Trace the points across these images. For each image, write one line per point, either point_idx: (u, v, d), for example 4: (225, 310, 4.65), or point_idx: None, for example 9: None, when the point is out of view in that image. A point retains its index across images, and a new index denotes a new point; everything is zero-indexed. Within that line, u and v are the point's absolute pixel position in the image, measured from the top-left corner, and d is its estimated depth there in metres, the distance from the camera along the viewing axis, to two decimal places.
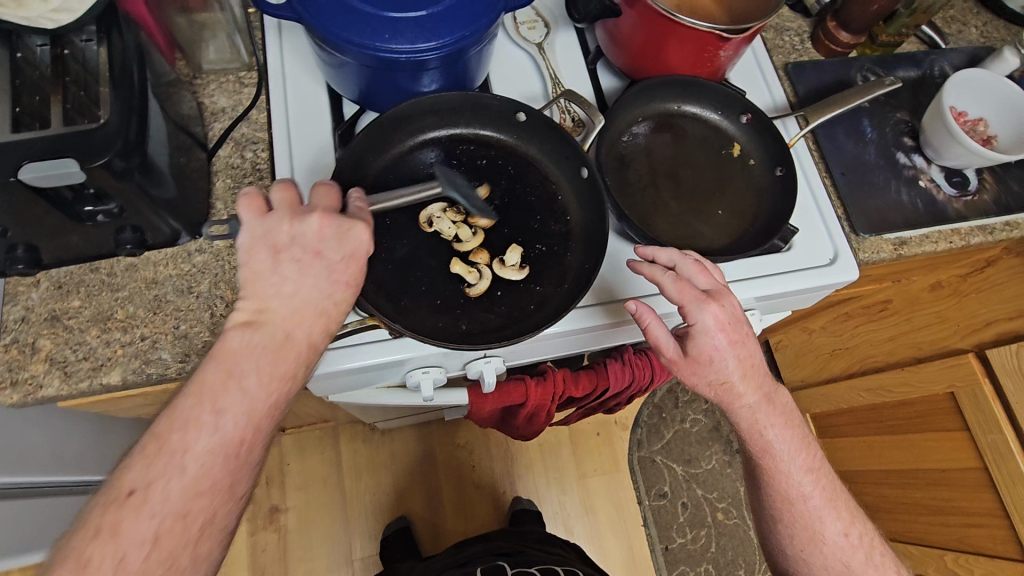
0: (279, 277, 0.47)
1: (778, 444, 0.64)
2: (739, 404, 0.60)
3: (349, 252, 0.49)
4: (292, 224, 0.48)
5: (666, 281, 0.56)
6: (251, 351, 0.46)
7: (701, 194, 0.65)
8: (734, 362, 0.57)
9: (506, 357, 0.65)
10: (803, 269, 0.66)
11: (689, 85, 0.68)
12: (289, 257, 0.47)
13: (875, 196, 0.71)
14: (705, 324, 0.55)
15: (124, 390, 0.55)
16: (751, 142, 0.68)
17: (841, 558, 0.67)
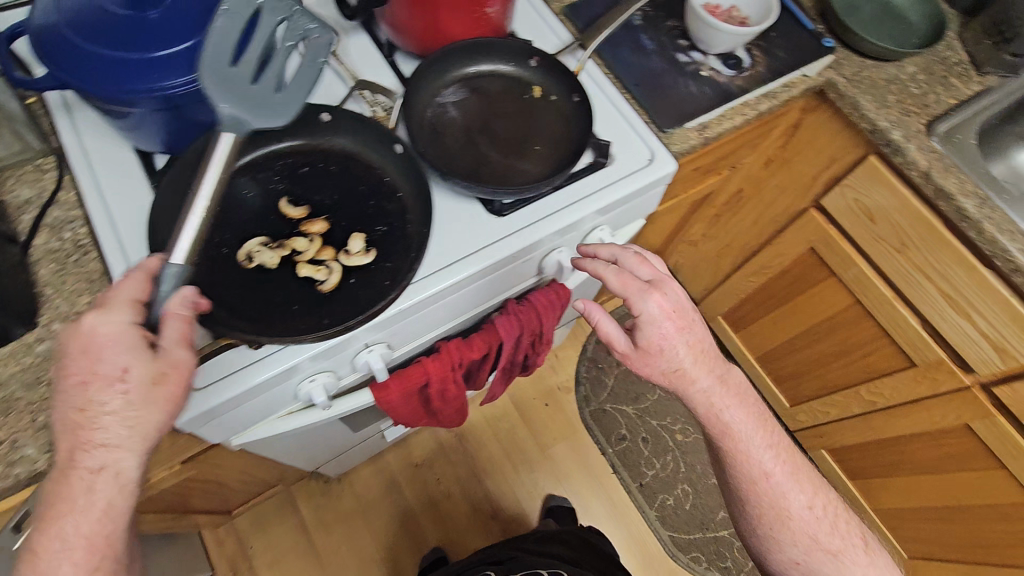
0: (80, 411, 0.48)
1: (733, 421, 0.74)
2: (691, 388, 0.71)
3: (163, 376, 0.49)
4: (106, 337, 0.48)
5: (610, 277, 0.68)
6: (111, 452, 0.49)
7: (516, 138, 0.70)
8: (681, 348, 0.69)
9: (394, 343, 0.68)
10: (631, 174, 0.73)
11: (476, 47, 0.73)
12: (87, 381, 0.48)
13: (670, 95, 0.79)
14: (649, 314, 0.66)
15: None
16: (547, 80, 0.74)
17: (801, 517, 0.77)
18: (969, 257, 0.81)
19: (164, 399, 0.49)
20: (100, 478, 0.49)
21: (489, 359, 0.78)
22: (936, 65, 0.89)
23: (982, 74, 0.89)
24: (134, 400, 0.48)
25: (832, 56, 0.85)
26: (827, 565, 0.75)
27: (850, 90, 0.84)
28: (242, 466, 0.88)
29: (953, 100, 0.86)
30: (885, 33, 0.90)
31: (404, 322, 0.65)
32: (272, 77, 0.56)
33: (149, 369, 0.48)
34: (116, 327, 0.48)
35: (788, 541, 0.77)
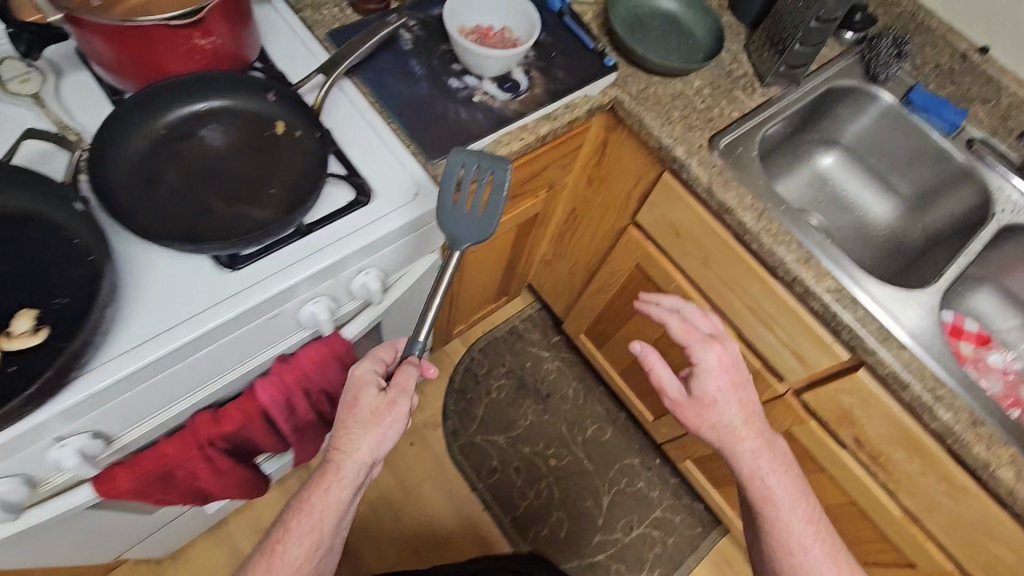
0: (342, 428, 0.64)
1: (779, 491, 0.75)
2: (740, 448, 0.76)
3: (383, 419, 0.64)
4: (354, 386, 0.65)
5: (673, 322, 0.79)
6: (325, 483, 0.66)
7: (247, 182, 0.63)
8: (731, 406, 0.76)
9: (109, 423, 0.58)
10: (394, 210, 0.68)
11: (201, 82, 0.65)
12: (346, 409, 0.65)
13: (438, 124, 0.74)
14: (708, 363, 0.76)
15: None
16: (289, 115, 0.67)
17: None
18: (760, 271, 0.80)
19: (378, 429, 0.64)
20: (319, 497, 0.66)
21: (268, 430, 0.72)
22: (721, 78, 0.89)
23: (766, 86, 0.90)
24: (360, 441, 0.64)
25: (615, 74, 0.84)
26: None
27: (636, 108, 0.83)
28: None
29: (736, 113, 0.86)
30: (669, 48, 0.89)
31: (114, 398, 0.56)
32: (504, 195, 0.65)
33: (373, 403, 0.64)
34: (351, 382, 0.66)
35: None
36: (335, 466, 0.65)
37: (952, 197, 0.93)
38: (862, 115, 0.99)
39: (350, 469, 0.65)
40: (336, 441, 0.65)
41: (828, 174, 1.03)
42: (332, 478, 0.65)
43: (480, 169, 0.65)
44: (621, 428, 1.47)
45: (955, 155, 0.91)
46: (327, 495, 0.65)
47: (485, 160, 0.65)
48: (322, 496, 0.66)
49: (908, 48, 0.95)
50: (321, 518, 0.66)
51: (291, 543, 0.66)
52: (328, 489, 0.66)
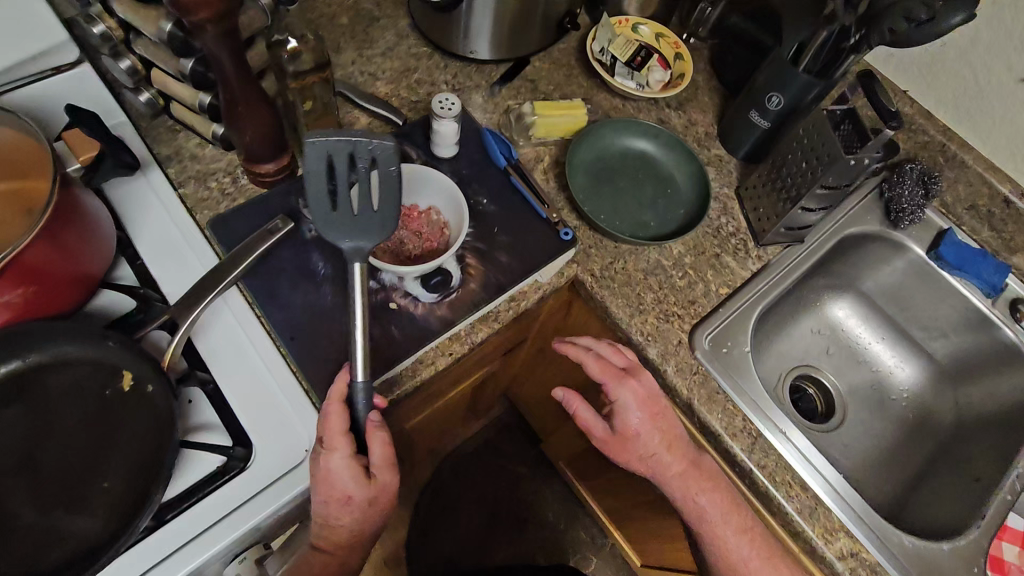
0: (326, 513, 0.51)
1: (711, 510, 0.60)
2: (670, 478, 0.61)
3: (382, 496, 0.53)
4: (331, 468, 0.51)
5: (588, 363, 0.60)
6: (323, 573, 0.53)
7: (82, 472, 0.49)
8: (652, 438, 0.60)
9: None
10: (273, 484, 0.53)
11: (19, 336, 0.49)
12: (329, 492, 0.51)
13: (340, 349, 0.58)
14: (626, 402, 0.59)
15: None
16: (137, 363, 0.51)
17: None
18: (754, 503, 0.64)
19: (380, 506, 0.53)
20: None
21: None
22: (707, 239, 0.73)
23: (763, 246, 0.74)
24: (352, 515, 0.52)
25: (574, 248, 0.68)
26: None
27: (598, 291, 0.68)
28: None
29: (724, 289, 0.70)
30: (641, 206, 0.73)
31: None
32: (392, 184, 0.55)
33: (365, 491, 0.51)
34: (324, 461, 0.51)
35: None
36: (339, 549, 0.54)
37: (1003, 377, 0.77)
38: (885, 264, 0.82)
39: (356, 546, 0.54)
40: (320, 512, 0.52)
41: (845, 328, 0.86)
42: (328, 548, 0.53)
43: (354, 159, 0.54)
44: (607, 558, 1.32)
45: (1002, 327, 0.76)
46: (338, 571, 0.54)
47: (357, 144, 0.53)
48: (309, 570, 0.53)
49: (939, 185, 0.78)
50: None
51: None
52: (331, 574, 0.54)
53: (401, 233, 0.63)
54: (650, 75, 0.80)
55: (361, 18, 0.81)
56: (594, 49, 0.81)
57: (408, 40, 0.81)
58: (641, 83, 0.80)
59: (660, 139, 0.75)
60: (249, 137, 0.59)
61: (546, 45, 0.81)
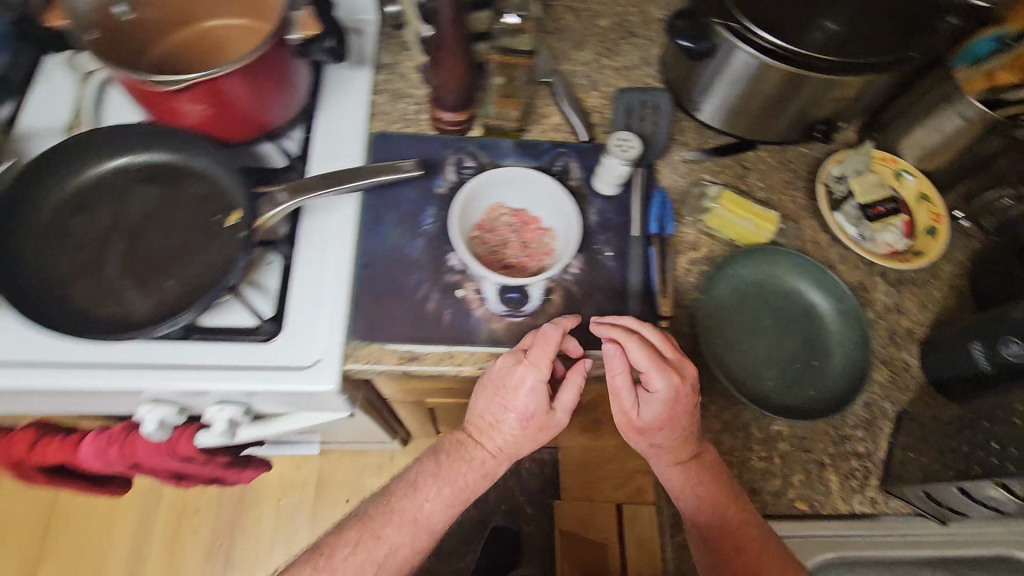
0: (505, 415, 0.57)
1: (704, 499, 0.54)
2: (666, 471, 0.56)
3: (548, 424, 0.58)
4: (518, 383, 0.55)
5: (630, 348, 0.52)
6: (453, 479, 0.60)
7: (156, 259, 0.56)
8: (666, 434, 0.54)
9: None
10: (267, 370, 0.55)
11: (192, 144, 0.59)
12: (506, 397, 0.56)
13: (394, 298, 0.59)
14: (658, 395, 0.51)
15: None
16: (246, 209, 0.57)
17: None
18: None
19: (533, 438, 0.59)
20: (438, 489, 0.60)
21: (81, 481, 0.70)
22: (823, 441, 0.58)
23: (884, 495, 0.57)
24: (513, 430, 0.58)
25: None
26: None
27: None
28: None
29: (799, 505, 0.56)
30: (771, 358, 0.61)
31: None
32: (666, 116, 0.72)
33: (541, 421, 0.57)
34: (506, 377, 0.55)
35: None
36: (481, 467, 0.60)
37: None
38: None
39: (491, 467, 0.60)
40: (467, 436, 0.60)
41: None
42: (458, 465, 0.60)
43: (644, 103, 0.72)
44: None
45: None
46: (472, 481, 0.60)
47: (649, 95, 0.72)
48: (434, 487, 0.60)
49: None
50: (431, 506, 0.59)
51: (387, 530, 0.59)
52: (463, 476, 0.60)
53: (509, 235, 0.60)
54: (881, 232, 0.67)
55: (621, 29, 0.80)
56: (833, 173, 0.70)
57: (650, 68, 0.77)
58: (865, 233, 0.68)
59: (841, 303, 0.61)
60: (442, 80, 0.62)
61: (785, 141, 0.72)
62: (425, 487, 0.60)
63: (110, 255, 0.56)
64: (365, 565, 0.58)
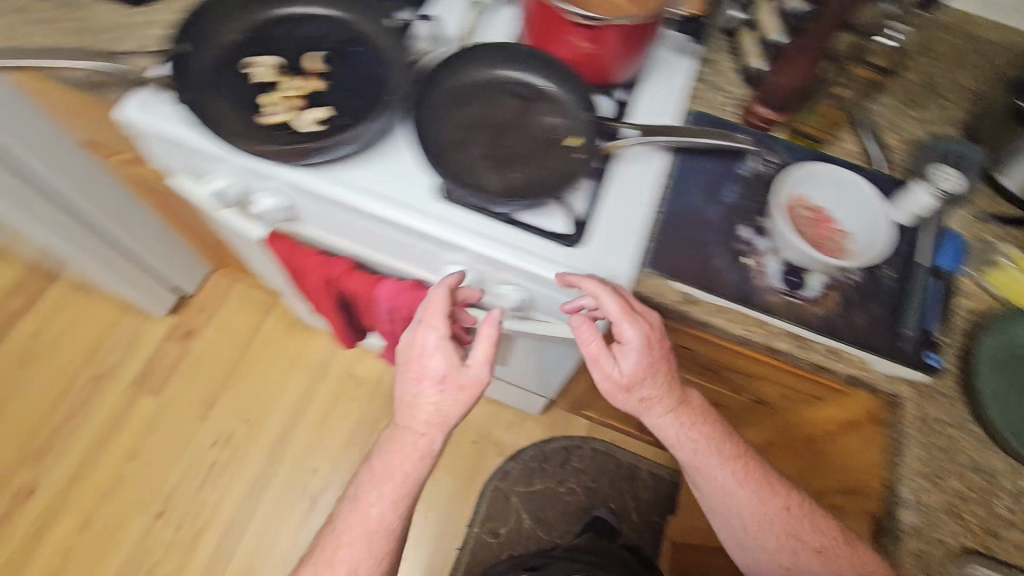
0: (436, 396, 0.65)
1: (702, 437, 0.69)
2: (656, 418, 0.68)
3: (468, 382, 0.65)
4: (427, 347, 0.65)
5: (583, 283, 0.61)
6: (386, 479, 0.68)
7: (508, 156, 0.68)
8: (654, 383, 0.65)
9: (301, 211, 0.74)
10: (568, 270, 0.65)
11: (559, 72, 0.69)
12: (419, 372, 0.66)
13: (687, 248, 0.66)
14: (632, 343, 0.61)
15: (44, 75, 0.75)
16: (588, 139, 0.68)
17: (790, 531, 0.66)
18: None
19: (445, 412, 0.66)
20: (397, 473, 0.67)
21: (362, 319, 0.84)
22: None
23: None
24: (441, 402, 0.65)
25: (927, 377, 0.62)
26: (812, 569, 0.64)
27: (911, 428, 0.61)
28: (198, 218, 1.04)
29: None
30: None
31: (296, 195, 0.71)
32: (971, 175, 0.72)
33: (454, 377, 0.65)
34: (421, 348, 0.66)
35: (774, 551, 0.66)
36: (401, 437, 0.67)
37: None
38: None
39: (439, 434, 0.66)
40: (399, 426, 0.68)
41: None
42: (400, 438, 0.68)
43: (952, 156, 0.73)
44: None
45: None
46: (408, 462, 0.67)
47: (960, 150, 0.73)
48: (380, 489, 0.68)
49: None
50: (378, 510, 0.68)
51: (349, 538, 0.68)
52: (410, 441, 0.67)
53: (811, 225, 0.64)
54: None
55: (928, 85, 0.83)
56: None
57: (951, 126, 0.79)
58: None
59: None
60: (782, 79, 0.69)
61: None
62: (366, 496, 0.69)
63: (476, 142, 0.68)
64: (360, 535, 0.67)
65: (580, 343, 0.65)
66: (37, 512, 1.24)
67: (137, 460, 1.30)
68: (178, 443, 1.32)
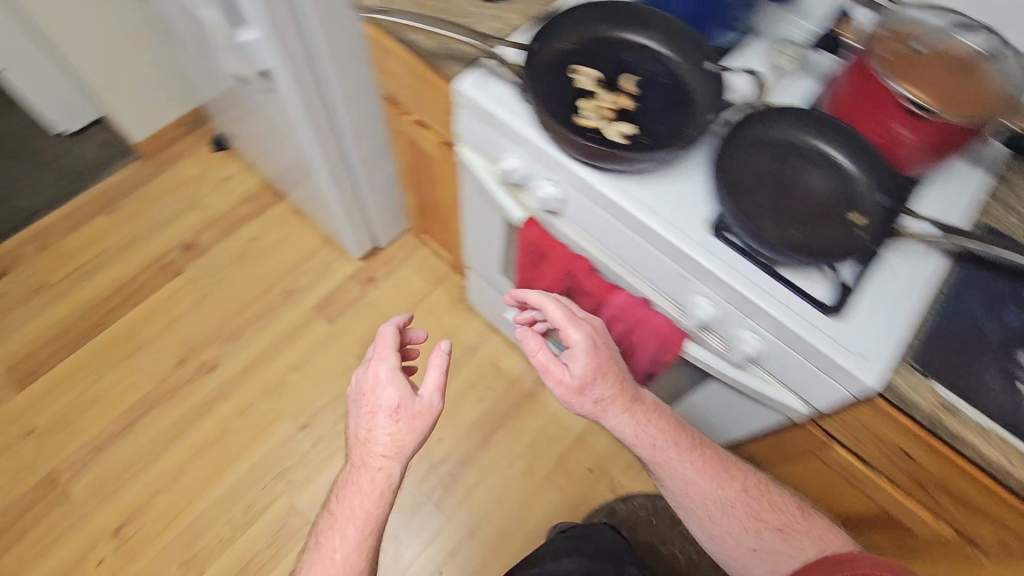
0: (378, 441, 0.75)
1: (656, 433, 0.83)
2: (616, 418, 0.81)
3: (419, 412, 0.76)
4: (378, 380, 0.77)
5: (552, 308, 0.82)
6: (352, 511, 0.76)
7: (791, 214, 0.70)
8: (605, 386, 0.79)
9: (568, 206, 0.82)
10: (826, 336, 0.66)
11: (864, 152, 0.71)
12: (372, 413, 0.75)
13: (955, 357, 0.65)
14: (580, 344, 0.78)
15: (395, 38, 0.90)
16: (876, 222, 0.69)
17: (752, 512, 0.83)
18: None
19: (410, 429, 0.76)
20: (346, 525, 0.76)
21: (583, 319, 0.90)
22: None
23: None
24: (395, 432, 0.75)
25: None
26: (774, 542, 0.82)
27: None
28: (441, 187, 1.17)
29: None
30: None
31: (575, 189, 0.79)
32: None
33: (399, 408, 0.75)
34: (373, 380, 0.77)
35: (734, 531, 0.83)
36: (354, 484, 0.77)
37: None
38: None
39: (359, 518, 0.76)
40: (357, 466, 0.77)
41: None
42: (333, 531, 0.77)
43: None
44: None
45: None
46: (369, 492, 0.75)
47: None
48: (343, 531, 0.76)
49: None
50: (343, 553, 0.75)
51: None
52: (371, 469, 0.75)
53: None
54: None
55: None
56: None
57: None
58: None
59: None
60: None
61: None
62: (334, 538, 0.76)
63: (762, 193, 0.71)
64: None
65: (530, 352, 0.79)
66: (211, 386, 1.42)
67: (299, 373, 1.45)
68: (334, 372, 1.46)
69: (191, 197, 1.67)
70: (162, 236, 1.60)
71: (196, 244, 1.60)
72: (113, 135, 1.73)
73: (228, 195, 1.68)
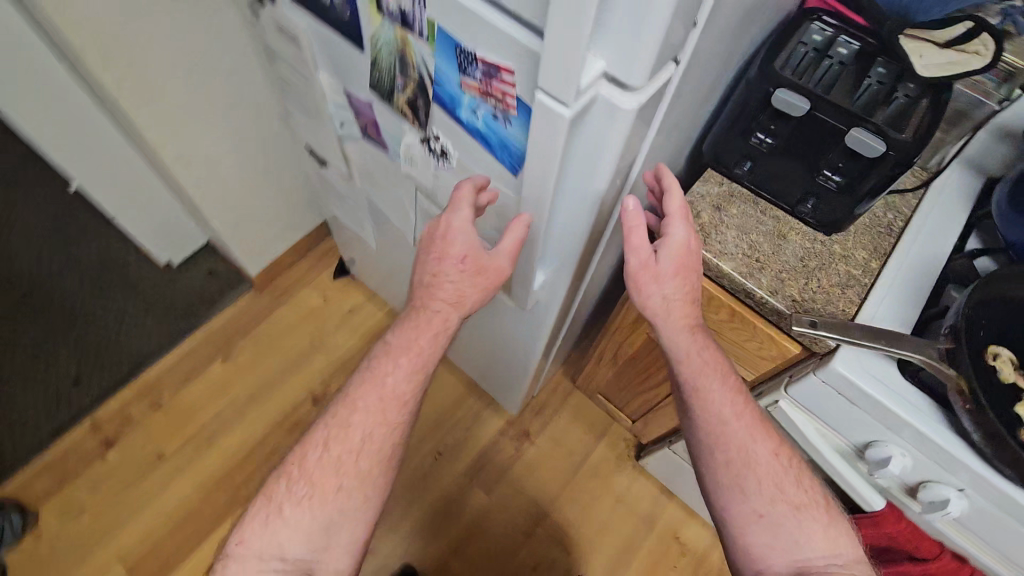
0: (435, 280, 0.68)
1: (706, 361, 0.71)
2: (676, 324, 0.69)
3: (487, 269, 0.66)
4: (449, 226, 0.64)
5: (673, 196, 0.65)
6: (408, 353, 0.70)
7: None
8: (676, 286, 0.67)
9: (965, 511, 0.67)
10: None
11: None
12: (437, 258, 0.67)
13: None
14: (674, 239, 0.66)
15: (713, 279, 0.74)
16: None
17: (769, 473, 0.70)
18: None
19: (479, 282, 0.67)
20: (394, 357, 0.70)
21: None
22: None
23: None
24: (459, 282, 0.67)
25: None
26: (787, 519, 0.69)
27: None
28: None
29: None
30: None
31: (996, 506, 0.63)
32: None
33: (461, 259, 0.66)
34: (444, 226, 0.64)
35: (752, 490, 0.70)
36: (421, 315, 0.70)
37: None
38: None
39: (416, 354, 0.69)
40: (416, 305, 0.71)
41: None
42: (376, 375, 0.70)
43: None
44: None
45: None
46: (421, 330, 0.69)
47: None
48: (395, 362, 0.70)
49: None
50: (391, 378, 0.69)
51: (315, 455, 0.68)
52: (429, 318, 0.69)
53: None
54: None
55: None
56: None
57: None
58: None
59: None
60: None
61: None
62: (383, 369, 0.70)
63: None
64: (341, 455, 0.67)
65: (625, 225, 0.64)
66: None
67: (462, 561, 1.32)
68: (503, 555, 1.33)
69: (314, 337, 1.48)
70: (288, 387, 1.42)
71: (327, 396, 1.41)
72: (221, 261, 1.53)
73: (355, 334, 1.49)
